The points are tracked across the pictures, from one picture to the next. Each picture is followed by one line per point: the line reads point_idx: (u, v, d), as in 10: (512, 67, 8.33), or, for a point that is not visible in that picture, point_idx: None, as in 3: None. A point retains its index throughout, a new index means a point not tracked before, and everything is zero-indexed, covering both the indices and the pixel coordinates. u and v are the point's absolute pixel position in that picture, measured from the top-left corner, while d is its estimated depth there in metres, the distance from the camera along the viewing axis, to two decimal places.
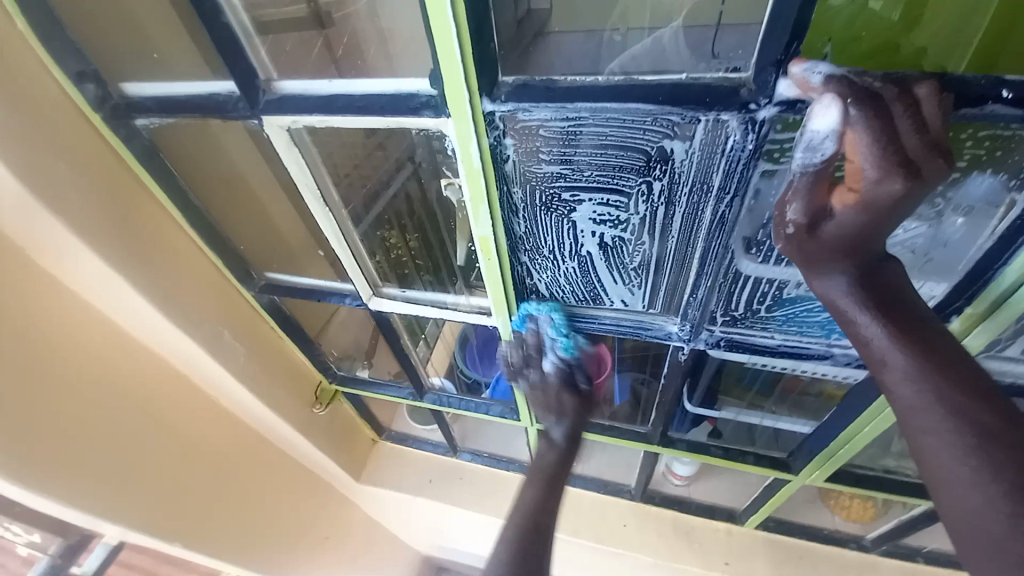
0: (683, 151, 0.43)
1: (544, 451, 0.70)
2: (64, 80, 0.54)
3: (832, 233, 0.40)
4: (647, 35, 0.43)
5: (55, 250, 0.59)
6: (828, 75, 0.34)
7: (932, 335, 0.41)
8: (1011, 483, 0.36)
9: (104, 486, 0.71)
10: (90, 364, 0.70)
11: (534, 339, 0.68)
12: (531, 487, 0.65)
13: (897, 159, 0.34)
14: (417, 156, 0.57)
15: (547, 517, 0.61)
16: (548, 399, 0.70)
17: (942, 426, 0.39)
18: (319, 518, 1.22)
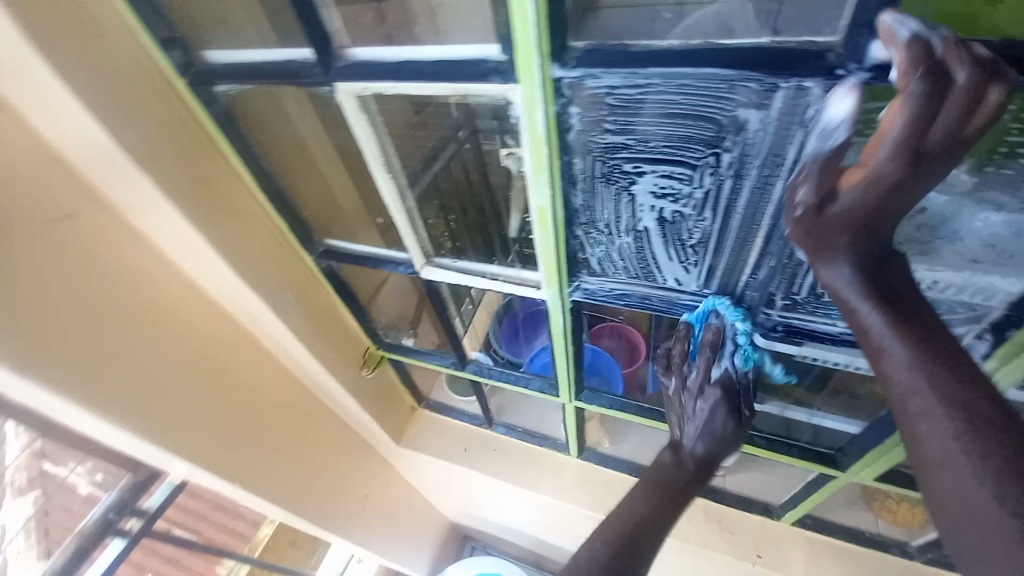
0: (758, 121, 0.42)
1: (668, 466, 0.74)
2: (154, 46, 0.58)
3: (837, 212, 0.42)
4: (707, 6, 0.40)
5: (146, 205, 0.65)
6: (917, 35, 0.32)
7: (926, 325, 0.43)
8: (996, 466, 0.38)
9: (177, 426, 0.78)
10: (170, 314, 0.77)
11: (712, 335, 0.63)
12: (649, 497, 0.71)
13: (913, 144, 0.36)
14: (460, 131, 0.60)
15: (649, 531, 0.68)
16: (694, 414, 0.71)
17: (933, 410, 0.41)
18: (360, 475, 1.29)
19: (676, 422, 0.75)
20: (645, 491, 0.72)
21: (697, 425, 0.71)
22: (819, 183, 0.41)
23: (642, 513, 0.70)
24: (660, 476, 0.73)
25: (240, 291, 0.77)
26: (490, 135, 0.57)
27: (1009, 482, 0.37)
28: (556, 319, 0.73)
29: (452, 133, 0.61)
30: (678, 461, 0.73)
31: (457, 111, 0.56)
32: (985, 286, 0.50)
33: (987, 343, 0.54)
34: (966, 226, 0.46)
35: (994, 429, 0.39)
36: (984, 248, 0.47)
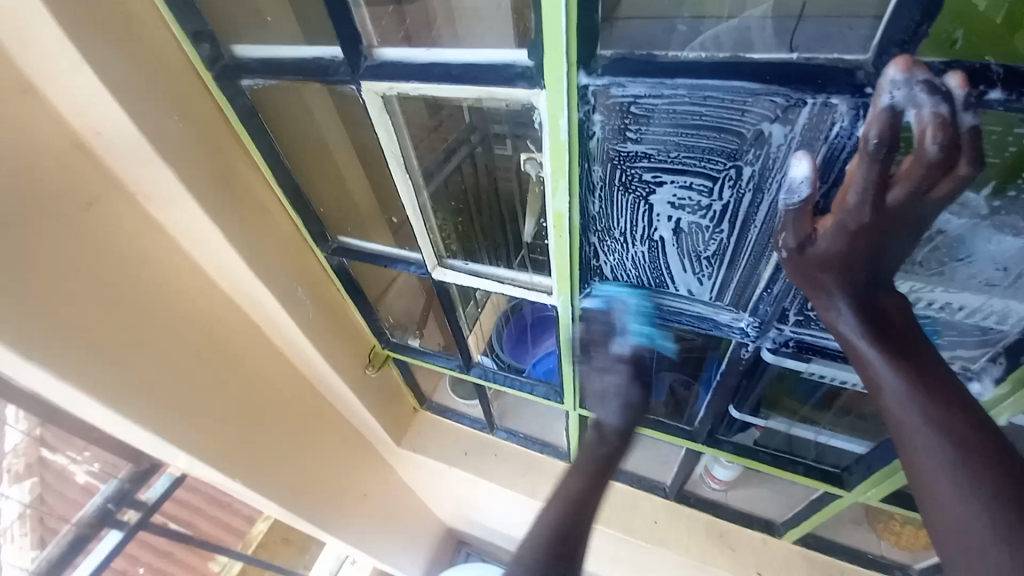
0: (781, 135, 0.42)
1: (593, 446, 0.68)
2: (183, 39, 0.59)
3: (815, 254, 0.43)
4: (726, 22, 0.41)
5: (165, 194, 0.65)
6: (895, 104, 0.34)
7: (926, 360, 0.43)
8: (994, 502, 0.37)
9: (182, 416, 0.78)
10: (181, 304, 0.77)
11: (616, 317, 0.68)
12: (575, 478, 0.64)
13: (875, 199, 0.38)
14: (473, 134, 0.62)
15: (588, 512, 0.61)
16: (609, 389, 0.71)
17: (932, 445, 0.40)
18: (359, 474, 1.29)
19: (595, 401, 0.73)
20: (582, 477, 0.64)
21: (614, 401, 0.70)
22: (795, 228, 0.43)
23: (576, 495, 0.62)
24: (590, 457, 0.66)
25: (252, 284, 0.78)
26: (498, 139, 0.60)
27: (1009, 519, 0.36)
28: (566, 326, 0.73)
29: (464, 137, 0.63)
30: (601, 438, 0.68)
31: (469, 116, 0.58)
32: (1000, 309, 0.50)
33: (1002, 366, 0.54)
34: (983, 250, 0.46)
35: (994, 465, 0.38)
36: (1000, 272, 0.47)
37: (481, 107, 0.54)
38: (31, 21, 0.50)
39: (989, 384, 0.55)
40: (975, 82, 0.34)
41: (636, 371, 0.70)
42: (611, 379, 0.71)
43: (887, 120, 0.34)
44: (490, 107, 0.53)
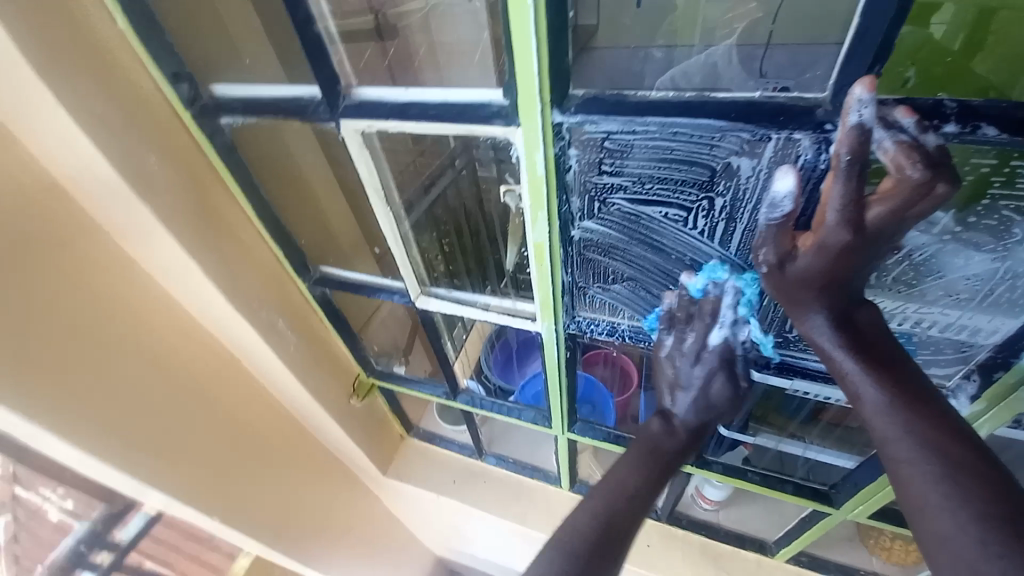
0: (750, 168, 0.44)
1: (658, 437, 0.60)
2: (161, 79, 0.59)
3: (796, 272, 0.43)
4: (698, 52, 0.44)
5: (143, 233, 0.65)
6: (863, 122, 0.35)
7: (904, 373, 0.44)
8: (980, 510, 0.37)
9: (155, 455, 0.75)
10: (158, 341, 0.75)
11: (710, 306, 0.56)
12: (632, 474, 0.55)
13: (854, 217, 0.38)
14: (458, 159, 0.62)
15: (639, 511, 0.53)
16: (687, 381, 0.60)
17: (914, 456, 0.41)
18: (344, 506, 1.25)
19: (664, 389, 0.62)
20: (640, 472, 0.56)
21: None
22: (777, 246, 0.43)
23: (631, 486, 0.54)
24: (655, 451, 0.58)
25: (230, 317, 0.76)
26: (482, 163, 0.59)
27: (994, 526, 0.36)
28: (550, 349, 0.72)
29: (449, 161, 0.62)
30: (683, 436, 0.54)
31: (452, 142, 0.57)
32: (973, 324, 0.51)
33: (975, 383, 0.55)
34: (950, 269, 0.48)
35: (974, 472, 0.39)
36: (966, 288, 0.49)
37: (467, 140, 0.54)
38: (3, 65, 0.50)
39: (966, 400, 0.57)
40: (930, 117, 0.36)
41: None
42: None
43: (858, 138, 0.35)
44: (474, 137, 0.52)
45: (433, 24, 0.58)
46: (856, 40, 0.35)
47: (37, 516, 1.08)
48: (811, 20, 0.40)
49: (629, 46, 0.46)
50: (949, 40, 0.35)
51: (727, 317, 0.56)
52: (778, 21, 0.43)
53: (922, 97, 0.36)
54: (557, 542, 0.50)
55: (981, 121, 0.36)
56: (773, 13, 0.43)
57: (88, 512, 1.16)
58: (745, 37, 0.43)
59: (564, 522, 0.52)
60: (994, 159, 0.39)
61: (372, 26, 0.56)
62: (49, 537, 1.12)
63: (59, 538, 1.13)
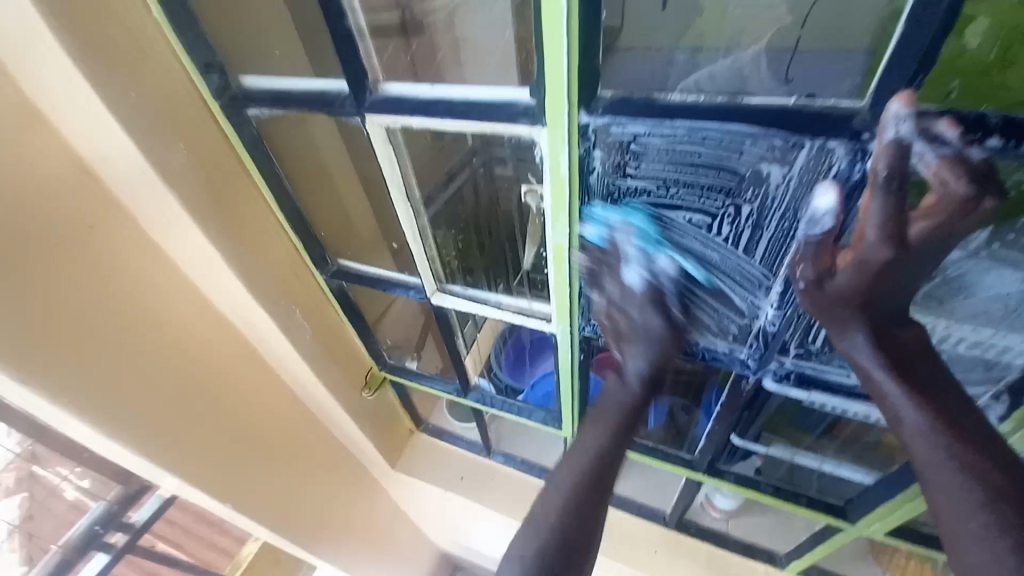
0: (780, 176, 0.43)
1: (616, 392, 0.61)
2: (192, 69, 0.60)
3: (835, 289, 0.43)
4: (724, 56, 0.43)
5: (168, 219, 0.66)
6: (901, 137, 0.34)
7: (946, 395, 0.43)
8: (1018, 542, 0.37)
9: (173, 438, 0.77)
10: (179, 326, 0.77)
11: (615, 246, 0.54)
12: (595, 435, 0.57)
13: (895, 234, 0.37)
14: (475, 157, 0.61)
15: (609, 469, 0.56)
16: (632, 329, 0.59)
17: (954, 483, 0.40)
18: (351, 497, 1.26)
19: (613, 341, 0.61)
20: (604, 430, 0.58)
21: (637, 341, 0.59)
22: (816, 262, 0.42)
23: (599, 450, 0.56)
24: (612, 407, 0.59)
25: (248, 306, 0.77)
26: (500, 161, 0.59)
27: None
28: (565, 351, 0.72)
29: (468, 159, 0.62)
30: (625, 386, 0.60)
31: (472, 141, 0.57)
32: (1006, 344, 0.49)
33: (1004, 407, 0.53)
34: (986, 288, 0.46)
35: (1015, 503, 0.38)
36: (1000, 307, 0.47)
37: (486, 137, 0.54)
38: (42, 51, 0.51)
39: (993, 423, 0.55)
40: (974, 131, 0.35)
41: (655, 307, 0.57)
42: (631, 318, 0.58)
43: (895, 154, 0.35)
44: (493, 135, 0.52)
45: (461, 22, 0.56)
46: (899, 46, 0.34)
47: (54, 495, 1.09)
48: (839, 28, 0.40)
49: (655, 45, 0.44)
50: (984, 53, 0.33)
51: (634, 255, 0.55)
52: (807, 26, 0.42)
53: (966, 109, 0.35)
54: (535, 518, 0.53)
55: None
56: (803, 17, 0.42)
57: (104, 492, 1.17)
58: (776, 40, 0.42)
59: (539, 499, 0.55)
60: None
61: (398, 22, 0.55)
62: (66, 515, 1.14)
63: (75, 517, 1.16)
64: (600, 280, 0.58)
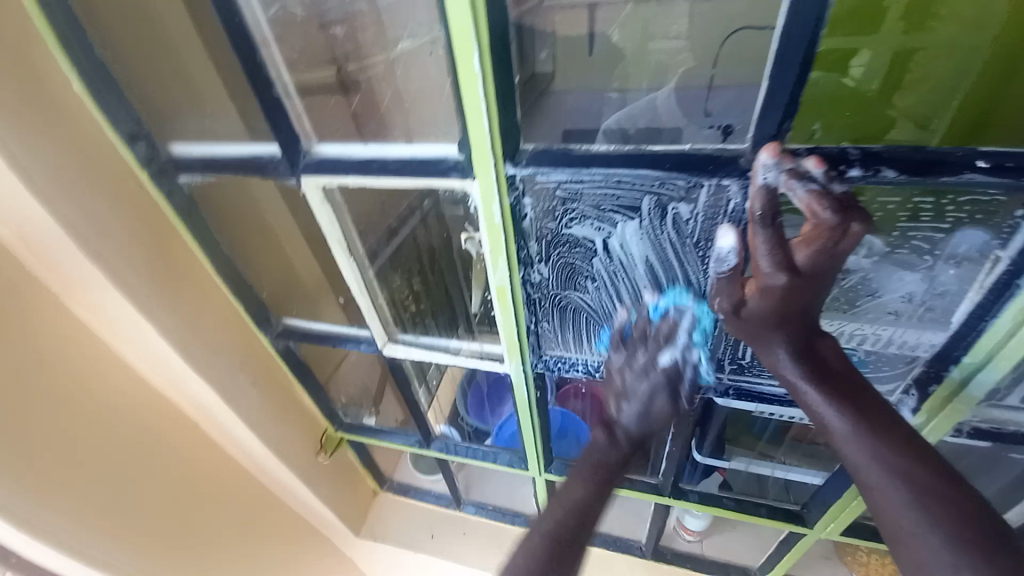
0: (688, 212, 0.48)
1: (599, 450, 0.56)
2: (117, 141, 0.59)
3: (750, 314, 0.46)
4: (643, 96, 0.51)
5: (93, 293, 0.62)
6: (769, 183, 0.40)
7: (865, 400, 0.46)
8: (947, 532, 0.40)
9: (109, 529, 0.70)
10: (108, 407, 0.71)
11: (666, 328, 0.55)
12: (579, 487, 0.55)
13: (784, 262, 0.41)
14: (425, 203, 0.62)
15: (589, 525, 0.53)
16: (633, 390, 0.55)
17: (887, 484, 0.43)
18: (314, 574, 1.16)
19: (610, 397, 0.57)
20: (590, 487, 0.55)
21: (634, 402, 0.55)
22: (729, 294, 0.47)
23: (581, 504, 0.54)
24: (597, 460, 0.56)
25: (188, 376, 0.73)
26: (449, 215, 0.61)
27: (960, 547, 0.40)
28: (521, 389, 0.73)
29: (416, 204, 0.63)
30: (613, 443, 0.56)
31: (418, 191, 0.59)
32: (907, 339, 0.54)
33: (915, 398, 0.57)
34: (886, 291, 0.52)
35: (940, 495, 0.41)
36: (898, 308, 0.53)
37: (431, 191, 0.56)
38: None
39: (909, 415, 0.59)
40: (839, 162, 0.41)
41: (669, 387, 0.54)
42: (639, 382, 0.55)
43: (767, 196, 0.40)
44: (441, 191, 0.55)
45: (400, 72, 0.55)
46: (767, 96, 0.40)
47: None
48: (742, 67, 0.47)
49: (587, 91, 0.53)
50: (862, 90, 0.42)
51: (680, 342, 0.55)
52: (718, 64, 0.49)
53: (829, 145, 0.41)
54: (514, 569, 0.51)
55: (882, 165, 0.41)
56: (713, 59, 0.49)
57: None
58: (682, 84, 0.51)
59: (519, 549, 0.53)
60: (898, 197, 0.44)
61: (334, 80, 0.57)
62: None
63: None
64: (546, 309, 0.62)
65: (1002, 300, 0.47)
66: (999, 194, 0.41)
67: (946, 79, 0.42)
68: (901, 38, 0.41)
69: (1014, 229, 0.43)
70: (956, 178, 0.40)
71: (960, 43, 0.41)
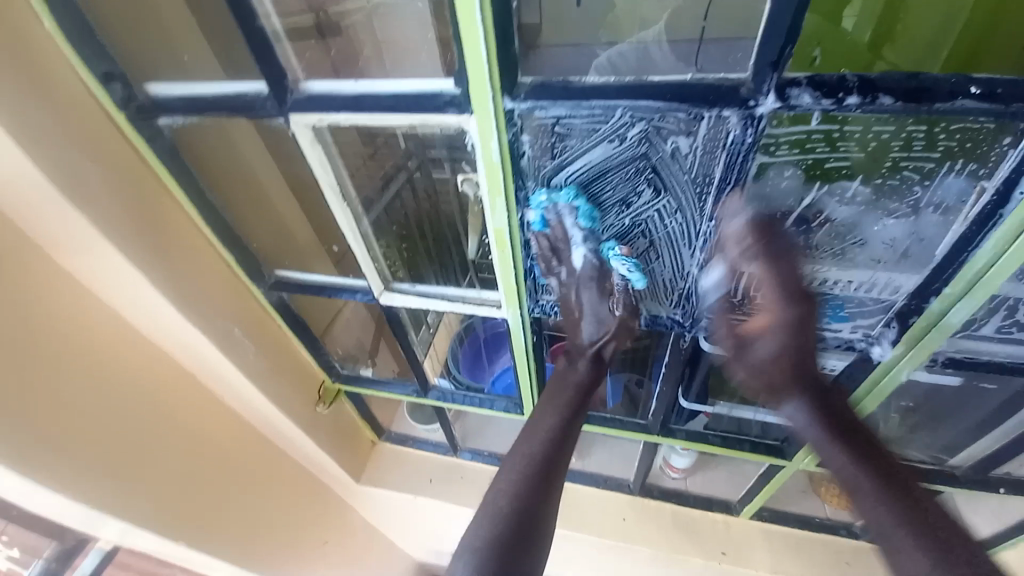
0: (687, 146, 0.48)
1: (564, 374, 0.69)
2: (92, 80, 0.56)
3: (760, 347, 0.62)
4: (633, 43, 0.48)
5: (78, 242, 0.60)
6: (748, 222, 0.53)
7: (845, 417, 0.60)
8: (903, 511, 0.51)
9: (117, 477, 0.72)
10: (103, 360, 0.70)
11: (559, 232, 0.58)
12: (549, 416, 0.64)
13: (783, 292, 0.57)
14: (411, 160, 0.64)
15: (560, 455, 0.60)
16: (584, 308, 0.65)
17: (857, 475, 0.55)
18: (318, 518, 1.21)
19: (569, 320, 0.67)
20: (557, 414, 0.63)
21: (588, 320, 0.65)
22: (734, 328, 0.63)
23: (552, 431, 0.62)
24: (565, 390, 0.67)
25: (182, 328, 0.72)
26: (436, 163, 0.62)
27: (913, 520, 0.51)
28: (517, 335, 0.74)
29: (402, 162, 0.65)
30: (577, 368, 0.69)
31: (404, 142, 0.60)
32: (890, 277, 0.56)
33: (895, 330, 0.59)
34: (870, 232, 0.53)
35: (896, 481, 0.54)
36: (884, 249, 0.54)
37: (416, 133, 0.56)
38: None
39: (888, 347, 0.61)
40: (837, 90, 0.41)
41: (599, 285, 0.63)
42: (581, 297, 0.64)
43: (754, 227, 0.53)
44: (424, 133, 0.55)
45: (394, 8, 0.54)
46: (767, 27, 0.39)
47: None
48: (735, 24, 0.46)
49: (573, 44, 0.49)
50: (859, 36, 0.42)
51: (578, 238, 0.59)
52: (710, 17, 0.47)
53: (830, 73, 0.41)
54: (488, 507, 0.55)
55: (879, 91, 0.41)
56: (705, 11, 0.47)
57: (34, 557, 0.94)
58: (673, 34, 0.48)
59: (492, 489, 0.57)
60: (893, 126, 0.44)
61: (311, 22, 0.55)
62: None
63: None
64: (550, 265, 0.61)
65: (986, 231, 0.47)
66: (990, 122, 0.42)
67: (932, 35, 0.42)
68: None
69: (1000, 159, 0.44)
70: (949, 105, 0.40)
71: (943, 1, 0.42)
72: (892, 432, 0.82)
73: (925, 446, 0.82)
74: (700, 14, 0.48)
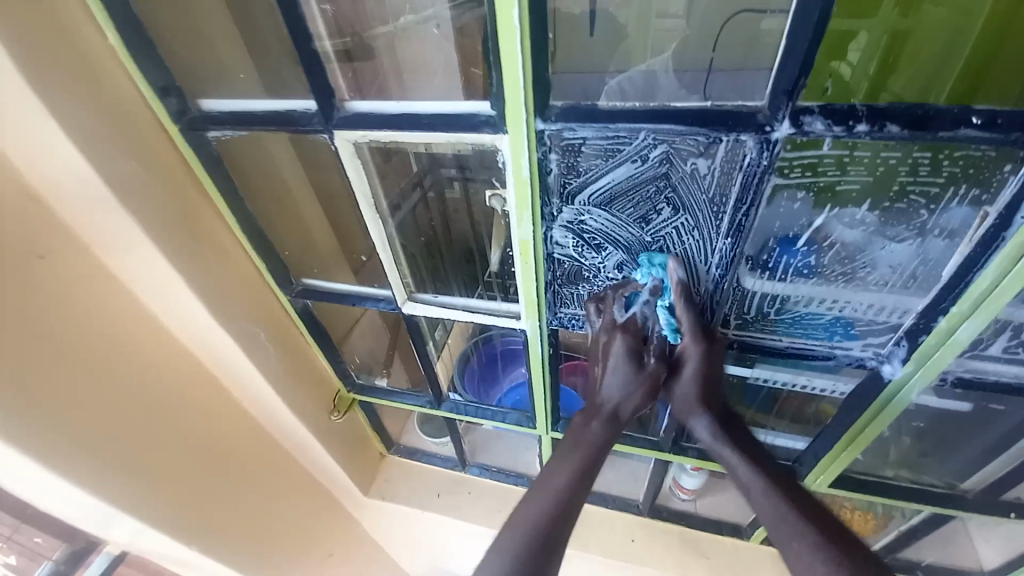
0: (707, 167, 0.51)
1: (579, 429, 0.63)
2: (149, 92, 0.60)
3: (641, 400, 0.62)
4: (642, 66, 0.52)
5: (125, 244, 0.64)
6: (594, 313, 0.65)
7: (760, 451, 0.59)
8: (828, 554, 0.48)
9: (137, 474, 0.74)
10: (134, 358, 0.73)
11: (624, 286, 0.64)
12: (561, 471, 0.59)
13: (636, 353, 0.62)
14: (426, 179, 0.68)
15: (565, 523, 0.55)
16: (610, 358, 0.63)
17: (773, 507, 0.54)
18: (324, 529, 1.21)
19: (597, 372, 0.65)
20: (568, 473, 0.58)
21: (614, 372, 0.62)
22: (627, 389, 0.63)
23: (562, 491, 0.57)
24: (582, 441, 0.61)
25: (211, 330, 0.75)
26: (448, 181, 0.67)
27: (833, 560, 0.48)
28: (535, 347, 0.77)
29: (418, 180, 0.68)
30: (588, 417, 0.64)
31: (418, 161, 0.65)
32: (897, 297, 0.58)
33: (905, 348, 0.61)
34: (878, 256, 0.55)
35: (825, 527, 0.51)
36: (892, 272, 0.56)
37: (430, 153, 0.62)
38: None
39: (898, 365, 0.63)
40: (848, 117, 0.44)
41: (632, 338, 0.62)
42: (610, 349, 0.63)
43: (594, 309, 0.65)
44: (439, 152, 0.61)
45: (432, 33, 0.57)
46: (783, 57, 0.43)
47: None
48: (739, 49, 0.50)
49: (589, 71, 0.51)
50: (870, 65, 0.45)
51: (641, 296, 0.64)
52: (717, 49, 0.51)
53: (840, 102, 0.44)
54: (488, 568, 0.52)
55: (887, 121, 0.44)
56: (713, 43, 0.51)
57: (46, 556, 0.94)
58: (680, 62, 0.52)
59: (495, 545, 0.54)
60: (899, 152, 0.47)
61: (343, 48, 0.56)
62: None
63: None
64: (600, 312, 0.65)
65: (989, 252, 0.49)
66: (991, 150, 0.44)
67: (938, 63, 0.46)
68: (897, 21, 0.45)
69: (1002, 184, 0.46)
70: (952, 133, 0.43)
71: (948, 28, 0.45)
72: (905, 456, 0.81)
73: (939, 471, 0.82)
74: (709, 46, 0.52)
